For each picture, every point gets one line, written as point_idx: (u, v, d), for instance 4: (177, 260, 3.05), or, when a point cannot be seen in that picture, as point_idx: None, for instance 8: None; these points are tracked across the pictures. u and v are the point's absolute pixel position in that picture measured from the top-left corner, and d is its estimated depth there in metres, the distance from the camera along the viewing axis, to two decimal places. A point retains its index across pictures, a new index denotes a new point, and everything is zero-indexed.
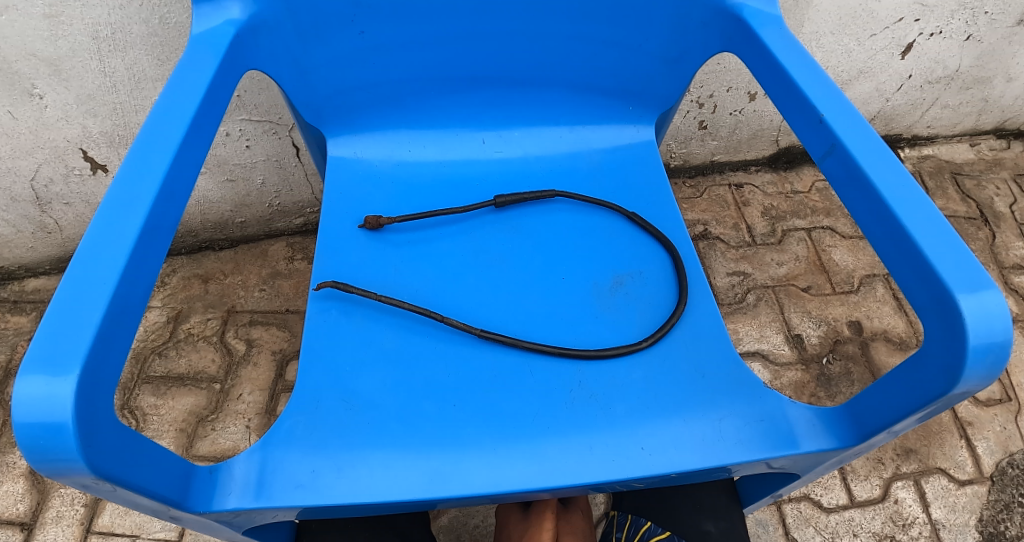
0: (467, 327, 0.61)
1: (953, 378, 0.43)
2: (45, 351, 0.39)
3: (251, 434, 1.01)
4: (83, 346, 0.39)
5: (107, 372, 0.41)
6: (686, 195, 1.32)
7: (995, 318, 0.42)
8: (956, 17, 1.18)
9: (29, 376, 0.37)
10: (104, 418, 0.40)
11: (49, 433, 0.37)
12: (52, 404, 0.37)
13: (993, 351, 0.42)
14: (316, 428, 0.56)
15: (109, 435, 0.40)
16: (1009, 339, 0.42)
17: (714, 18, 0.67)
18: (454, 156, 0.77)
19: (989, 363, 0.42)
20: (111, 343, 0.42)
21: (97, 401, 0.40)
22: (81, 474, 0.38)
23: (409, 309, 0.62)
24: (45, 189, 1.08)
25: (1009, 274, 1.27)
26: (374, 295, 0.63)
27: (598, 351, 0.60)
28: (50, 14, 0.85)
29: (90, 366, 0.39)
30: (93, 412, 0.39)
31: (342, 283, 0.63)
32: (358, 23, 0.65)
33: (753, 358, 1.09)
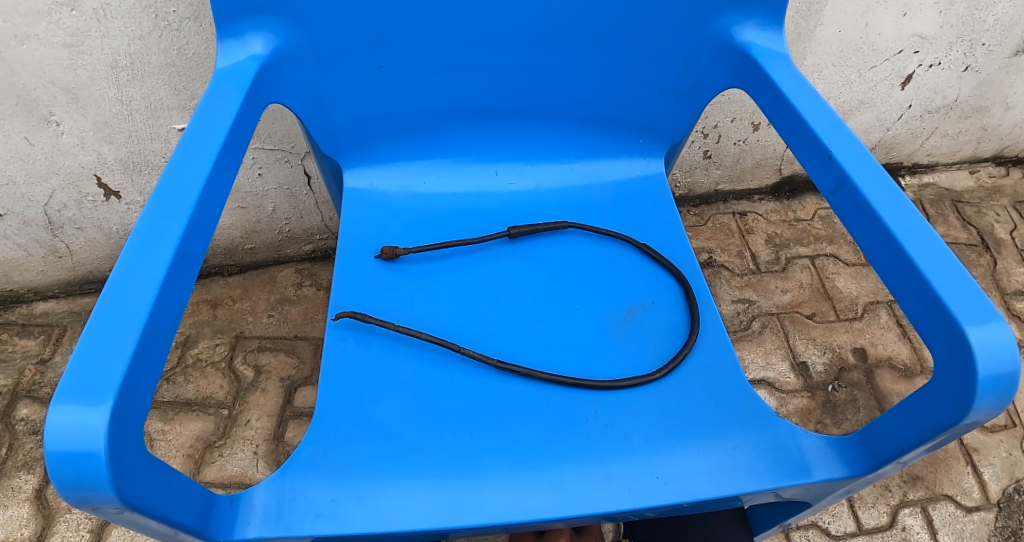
0: (483, 358, 0.62)
1: (963, 409, 0.44)
2: (79, 382, 0.39)
3: (259, 461, 1.01)
4: (116, 378, 0.40)
5: (137, 403, 0.42)
6: (691, 223, 1.33)
7: (1004, 350, 0.43)
8: (955, 49, 1.21)
9: (63, 406, 0.38)
10: (133, 448, 0.41)
11: (82, 463, 0.38)
12: (85, 435, 0.38)
13: (1002, 382, 0.43)
14: (335, 457, 0.56)
15: (137, 465, 0.41)
16: (1018, 370, 0.43)
17: (723, 55, 0.69)
18: (467, 187, 0.78)
19: (999, 394, 0.43)
20: (141, 374, 0.43)
21: (127, 431, 0.41)
22: (111, 503, 0.39)
23: (425, 339, 0.63)
24: (58, 214, 1.09)
25: (1011, 300, 1.28)
26: (391, 325, 0.63)
27: (612, 381, 0.61)
28: (71, 44, 0.86)
29: (122, 398, 0.40)
30: (123, 443, 0.40)
31: (359, 313, 0.64)
32: (376, 57, 0.67)
33: (758, 385, 1.09)
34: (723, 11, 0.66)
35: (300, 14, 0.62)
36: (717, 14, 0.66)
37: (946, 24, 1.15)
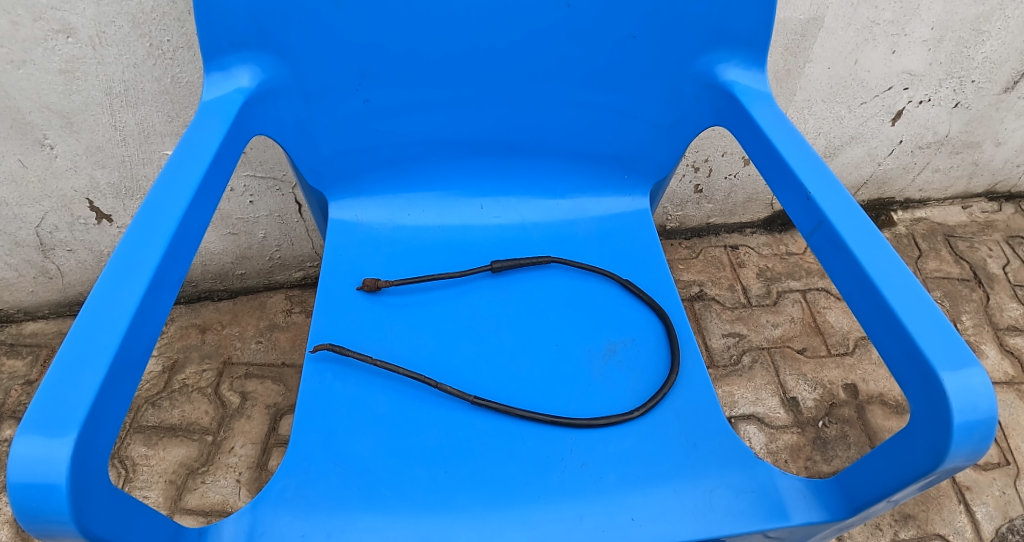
0: (460, 394, 0.61)
1: (939, 456, 0.43)
2: (44, 413, 0.39)
3: (241, 489, 1.00)
4: (82, 410, 0.39)
5: (103, 435, 0.41)
6: (682, 255, 1.34)
7: (978, 396, 0.42)
8: (944, 86, 1.22)
9: (28, 437, 0.38)
10: (97, 481, 0.40)
11: (43, 496, 0.37)
12: (47, 466, 0.37)
13: (978, 428, 0.42)
14: (307, 491, 0.55)
15: (101, 497, 0.40)
16: (994, 416, 0.42)
17: (707, 92, 0.69)
18: (453, 221, 0.78)
19: (975, 440, 0.42)
20: (109, 405, 0.42)
21: (92, 463, 0.40)
22: (71, 537, 0.38)
23: (403, 373, 0.62)
24: (50, 236, 1.09)
25: (1004, 336, 1.28)
26: (369, 359, 0.63)
27: (590, 419, 0.60)
28: (66, 70, 0.87)
29: (87, 430, 0.39)
30: (87, 475, 0.39)
31: (338, 346, 0.63)
32: (362, 90, 0.68)
33: (748, 420, 1.09)
34: (704, 50, 0.67)
35: (287, 47, 0.63)
36: (699, 53, 0.67)
37: (935, 61, 1.17)
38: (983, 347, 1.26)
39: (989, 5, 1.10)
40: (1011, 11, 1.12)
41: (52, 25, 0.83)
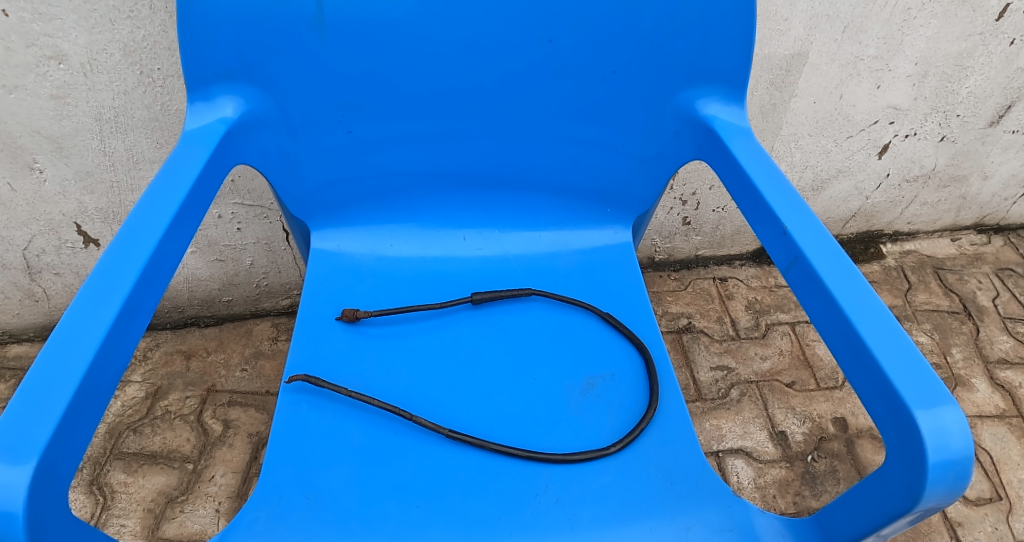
0: (435, 427, 0.61)
1: (915, 497, 0.42)
2: (5, 440, 0.38)
3: (220, 519, 0.98)
4: (44, 437, 0.39)
5: (65, 465, 0.41)
6: (671, 287, 1.34)
7: (952, 435, 0.42)
8: (929, 120, 1.23)
9: None
10: (55, 509, 0.40)
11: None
12: (4, 496, 0.37)
13: (953, 468, 0.41)
14: (277, 525, 0.54)
15: (59, 528, 0.40)
16: (968, 456, 0.42)
17: (687, 127, 0.70)
18: (435, 252, 0.78)
19: (949, 481, 0.41)
20: (72, 435, 0.41)
21: (52, 492, 0.39)
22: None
23: (378, 405, 0.62)
24: (37, 259, 1.09)
25: (994, 369, 1.27)
26: (343, 390, 0.62)
27: (566, 455, 0.60)
28: (57, 96, 0.88)
29: (48, 458, 0.39)
30: (45, 503, 0.39)
31: (313, 377, 0.63)
32: (345, 122, 0.68)
33: (736, 454, 1.07)
34: (684, 86, 0.68)
35: (270, 79, 0.63)
36: (679, 90, 0.68)
37: (920, 96, 1.18)
38: (974, 381, 1.25)
39: (971, 41, 1.12)
40: (993, 47, 1.14)
41: (44, 51, 0.84)
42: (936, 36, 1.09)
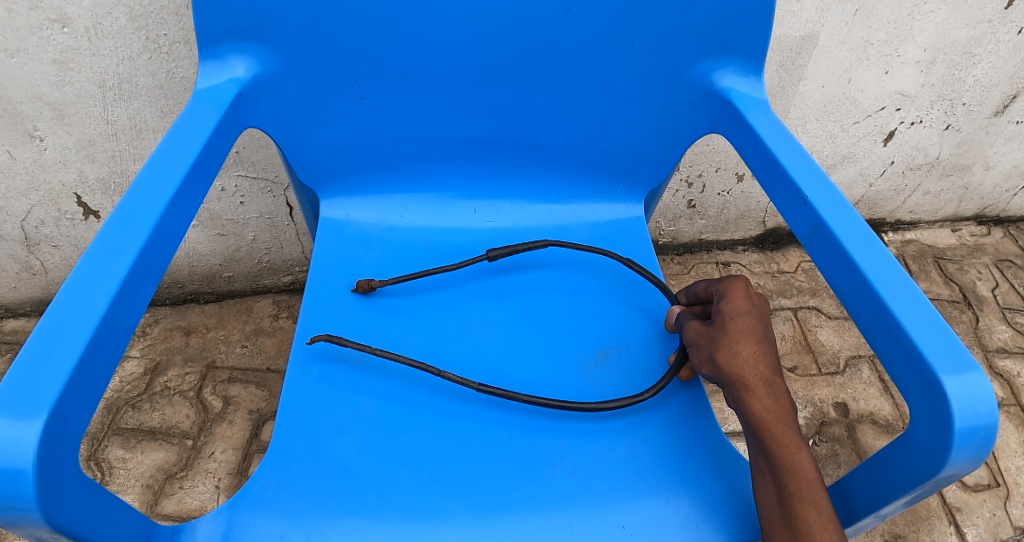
0: (464, 382, 0.60)
1: (941, 461, 0.42)
2: (12, 392, 0.37)
3: (220, 496, 0.97)
4: (54, 390, 0.37)
5: (75, 420, 0.39)
6: (674, 271, 1.33)
7: (980, 400, 0.42)
8: (935, 108, 1.23)
9: None
10: (65, 466, 0.38)
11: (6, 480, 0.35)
12: (13, 449, 0.35)
13: (979, 433, 0.41)
14: (288, 492, 0.53)
15: (71, 484, 0.38)
16: (994, 421, 0.42)
17: (703, 100, 0.69)
18: (445, 224, 0.78)
19: (976, 446, 0.41)
20: (83, 389, 0.40)
21: (62, 447, 0.38)
22: (35, 524, 0.36)
23: (404, 361, 0.61)
24: (35, 230, 1.08)
25: (993, 358, 1.28)
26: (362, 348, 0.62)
27: (598, 404, 0.59)
28: (60, 61, 0.87)
29: (58, 412, 0.37)
30: (55, 460, 0.37)
31: (336, 337, 0.62)
32: (358, 89, 0.68)
33: (738, 437, 1.07)
34: (701, 58, 0.67)
35: (284, 41, 0.62)
36: (696, 61, 0.67)
37: (927, 83, 1.18)
38: None
39: (980, 28, 1.12)
40: (1001, 35, 1.14)
41: (47, 14, 0.82)
42: (946, 22, 1.09)
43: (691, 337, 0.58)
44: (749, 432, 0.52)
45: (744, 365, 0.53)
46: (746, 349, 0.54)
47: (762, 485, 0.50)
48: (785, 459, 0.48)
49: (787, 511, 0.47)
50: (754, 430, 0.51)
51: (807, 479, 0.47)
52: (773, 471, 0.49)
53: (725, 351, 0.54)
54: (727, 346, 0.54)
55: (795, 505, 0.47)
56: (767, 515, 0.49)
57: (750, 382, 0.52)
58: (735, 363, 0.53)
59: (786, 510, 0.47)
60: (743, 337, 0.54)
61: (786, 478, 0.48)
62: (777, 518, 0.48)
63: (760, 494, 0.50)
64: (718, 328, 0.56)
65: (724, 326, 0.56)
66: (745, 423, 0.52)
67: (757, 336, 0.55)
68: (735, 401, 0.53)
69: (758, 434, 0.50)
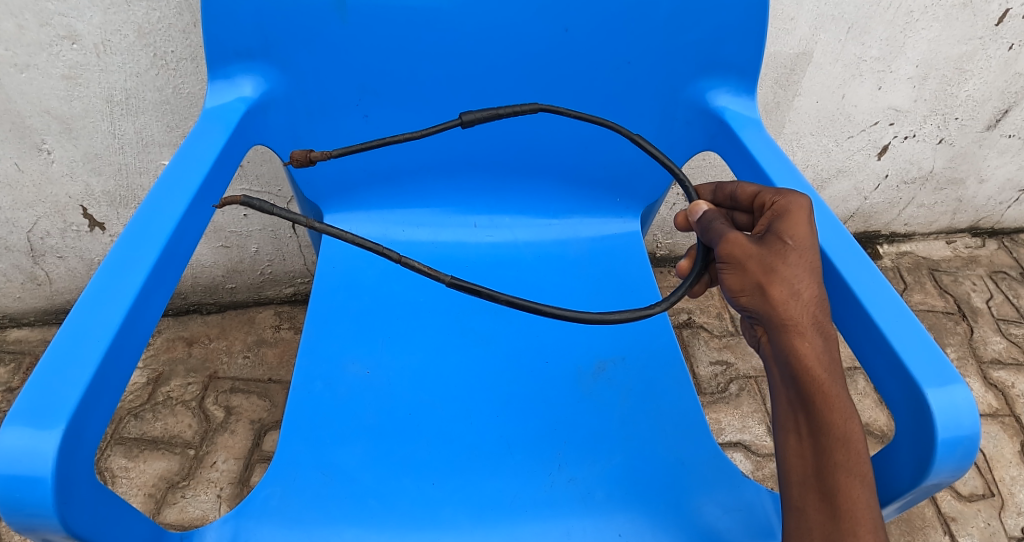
0: (434, 274, 0.49)
1: (925, 470, 0.43)
2: (30, 404, 0.38)
3: (222, 505, 0.98)
4: (71, 401, 0.39)
5: (91, 429, 0.41)
6: (671, 283, 1.35)
7: (963, 413, 0.43)
8: (929, 122, 1.25)
9: (14, 429, 0.37)
10: (82, 474, 0.39)
11: (27, 487, 0.36)
12: (34, 459, 0.37)
13: (962, 444, 0.42)
14: (293, 500, 0.55)
15: (87, 492, 0.40)
16: (976, 433, 0.43)
17: (698, 117, 0.71)
18: (446, 238, 0.79)
19: (959, 456, 0.43)
20: (99, 400, 0.41)
21: (79, 456, 0.39)
22: (53, 531, 0.37)
23: (352, 240, 0.48)
24: (41, 242, 1.09)
25: (988, 369, 1.29)
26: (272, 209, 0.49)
27: (602, 315, 0.51)
28: (69, 76, 0.88)
29: (76, 422, 0.39)
30: (73, 468, 0.38)
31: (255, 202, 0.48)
32: (362, 106, 0.69)
33: (735, 448, 1.08)
34: (697, 78, 0.69)
35: (290, 61, 0.64)
36: (692, 81, 0.69)
37: (920, 98, 1.20)
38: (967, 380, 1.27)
39: (972, 45, 1.14)
40: (992, 51, 1.16)
41: (58, 31, 0.84)
42: (938, 39, 1.11)
43: (735, 253, 0.49)
44: (791, 385, 0.46)
45: (803, 307, 0.46)
46: (808, 290, 0.47)
47: (792, 447, 0.46)
48: (833, 425, 0.43)
49: (826, 483, 0.43)
50: (800, 387, 0.45)
51: (853, 451, 0.43)
52: (815, 437, 0.44)
53: (784, 286, 0.46)
54: (786, 281, 0.47)
55: (835, 475, 0.43)
56: (795, 481, 0.45)
57: (806, 329, 0.45)
58: (793, 304, 0.46)
59: (824, 481, 0.44)
60: (808, 273, 0.47)
61: (830, 447, 0.44)
62: (809, 487, 0.45)
63: (786, 453, 0.46)
64: (774, 253, 0.48)
65: (782, 253, 0.48)
66: (786, 374, 0.46)
67: (818, 273, 0.48)
68: (781, 347, 0.46)
69: (805, 392, 0.45)
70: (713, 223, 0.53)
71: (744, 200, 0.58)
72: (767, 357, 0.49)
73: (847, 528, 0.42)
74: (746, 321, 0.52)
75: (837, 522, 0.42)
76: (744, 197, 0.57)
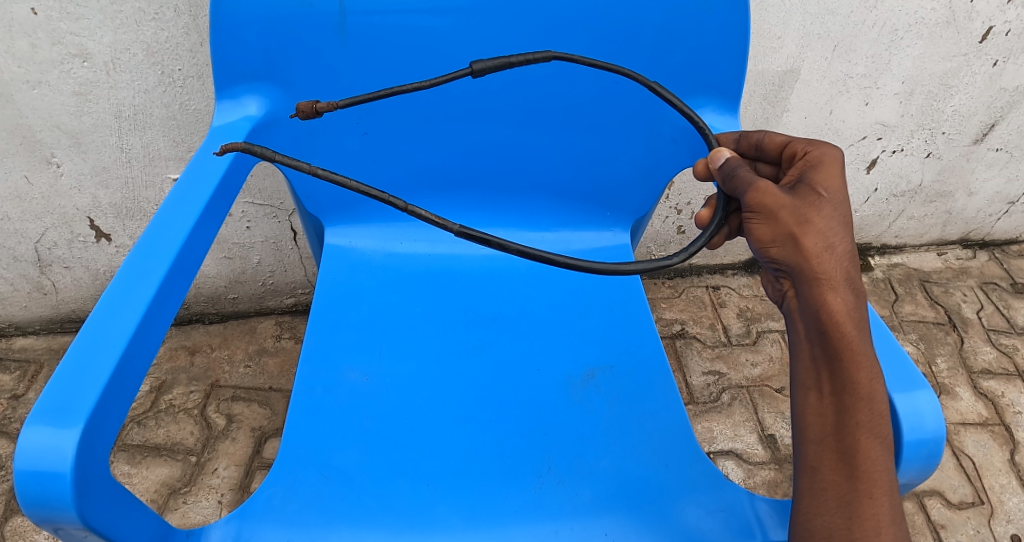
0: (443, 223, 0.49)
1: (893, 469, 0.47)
2: (51, 404, 0.41)
3: (223, 510, 1.00)
4: (89, 402, 0.41)
5: (109, 427, 0.43)
6: (665, 294, 1.37)
7: (926, 417, 0.46)
8: (916, 137, 1.28)
9: (37, 427, 0.40)
10: (99, 471, 0.42)
11: (49, 482, 0.39)
12: (55, 455, 0.39)
13: (926, 446, 0.46)
14: (294, 500, 0.57)
15: (104, 488, 0.42)
16: (940, 435, 0.46)
17: (683, 135, 0.74)
18: (442, 250, 0.82)
19: (924, 457, 0.46)
20: (116, 400, 0.44)
21: (96, 453, 0.42)
22: (71, 523, 0.40)
23: (357, 189, 0.49)
24: (48, 252, 1.12)
25: (978, 379, 1.31)
26: (273, 155, 0.53)
27: (617, 266, 0.50)
28: (79, 92, 0.92)
29: (94, 421, 0.41)
30: (91, 465, 0.41)
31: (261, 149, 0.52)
32: (362, 124, 0.72)
33: (726, 456, 1.10)
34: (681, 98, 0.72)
35: (293, 81, 0.67)
36: None
37: (906, 113, 1.23)
38: (957, 389, 1.29)
39: (956, 61, 1.17)
40: (977, 68, 1.19)
41: (69, 49, 0.87)
42: (923, 56, 1.14)
43: (767, 203, 0.49)
44: (818, 341, 0.46)
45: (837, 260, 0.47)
46: (842, 245, 0.47)
47: (812, 405, 0.46)
48: (858, 383, 0.45)
49: (846, 442, 0.44)
50: (828, 343, 0.45)
51: (875, 411, 0.44)
52: (838, 395, 0.45)
53: (818, 238, 0.47)
54: (820, 233, 0.47)
55: (856, 434, 0.44)
56: (812, 440, 0.46)
57: (837, 283, 0.46)
58: (827, 257, 0.47)
59: (844, 440, 0.44)
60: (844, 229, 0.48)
61: (853, 407, 0.44)
62: (826, 446, 0.45)
63: (804, 411, 0.46)
64: (807, 204, 0.49)
65: (816, 205, 0.48)
66: (813, 330, 0.47)
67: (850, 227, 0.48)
68: (811, 301, 0.47)
69: (834, 348, 0.45)
70: (738, 171, 0.54)
71: (772, 149, 0.61)
72: (792, 313, 0.49)
73: (863, 490, 0.43)
74: (768, 276, 0.52)
75: (855, 482, 0.43)
76: (773, 145, 0.60)
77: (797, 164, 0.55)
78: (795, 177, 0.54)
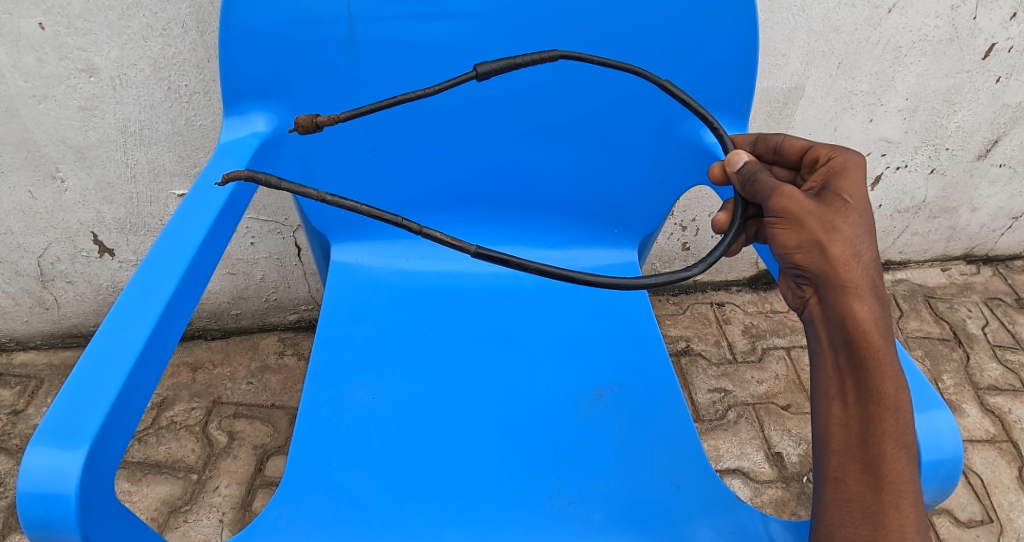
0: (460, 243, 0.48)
1: None
2: (56, 425, 0.40)
3: (224, 530, 0.99)
4: (95, 423, 0.41)
5: (114, 448, 0.43)
6: (670, 311, 1.37)
7: (944, 437, 0.46)
8: (920, 152, 1.28)
9: (41, 448, 0.39)
10: (103, 493, 0.41)
11: (53, 505, 0.38)
12: (59, 477, 0.39)
13: (944, 466, 0.45)
14: (300, 522, 0.56)
15: (109, 511, 0.41)
16: (958, 455, 0.46)
17: (691, 153, 0.73)
18: (448, 268, 0.81)
19: (942, 478, 0.45)
20: (122, 420, 0.43)
21: (101, 475, 0.41)
22: None
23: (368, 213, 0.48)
24: (51, 266, 1.11)
25: (984, 395, 1.30)
26: (278, 182, 0.51)
27: (635, 280, 0.50)
28: (85, 107, 0.92)
29: (99, 442, 0.41)
30: (96, 488, 0.40)
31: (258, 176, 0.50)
32: (369, 141, 0.72)
33: (733, 474, 1.09)
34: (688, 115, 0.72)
35: (300, 98, 0.67)
36: (683, 117, 0.72)
37: (910, 129, 1.23)
38: (964, 406, 1.28)
39: (960, 78, 1.18)
40: (980, 84, 1.20)
41: (76, 64, 0.87)
42: (926, 73, 1.15)
43: (792, 209, 0.49)
44: (843, 350, 0.46)
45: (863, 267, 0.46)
46: (868, 252, 0.47)
47: (836, 416, 0.45)
48: (884, 392, 0.44)
49: (870, 452, 0.44)
50: (853, 352, 0.45)
51: (901, 421, 0.44)
52: (863, 404, 0.44)
53: (846, 246, 0.47)
54: (847, 241, 0.47)
55: (881, 445, 0.44)
56: (835, 451, 0.45)
57: (864, 292, 0.46)
58: (854, 265, 0.46)
59: (868, 450, 0.44)
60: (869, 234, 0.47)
61: (879, 416, 0.44)
62: (850, 457, 0.44)
63: (827, 421, 0.46)
64: (833, 210, 0.49)
65: (842, 212, 0.48)
66: (838, 338, 0.46)
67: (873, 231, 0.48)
68: (837, 309, 0.46)
69: (860, 357, 0.45)
70: (758, 176, 0.54)
71: (792, 153, 0.61)
72: (814, 321, 0.49)
73: (888, 501, 0.43)
74: (790, 282, 0.52)
75: (880, 492, 0.43)
76: (792, 149, 0.60)
77: (820, 171, 0.55)
78: (820, 183, 0.54)
